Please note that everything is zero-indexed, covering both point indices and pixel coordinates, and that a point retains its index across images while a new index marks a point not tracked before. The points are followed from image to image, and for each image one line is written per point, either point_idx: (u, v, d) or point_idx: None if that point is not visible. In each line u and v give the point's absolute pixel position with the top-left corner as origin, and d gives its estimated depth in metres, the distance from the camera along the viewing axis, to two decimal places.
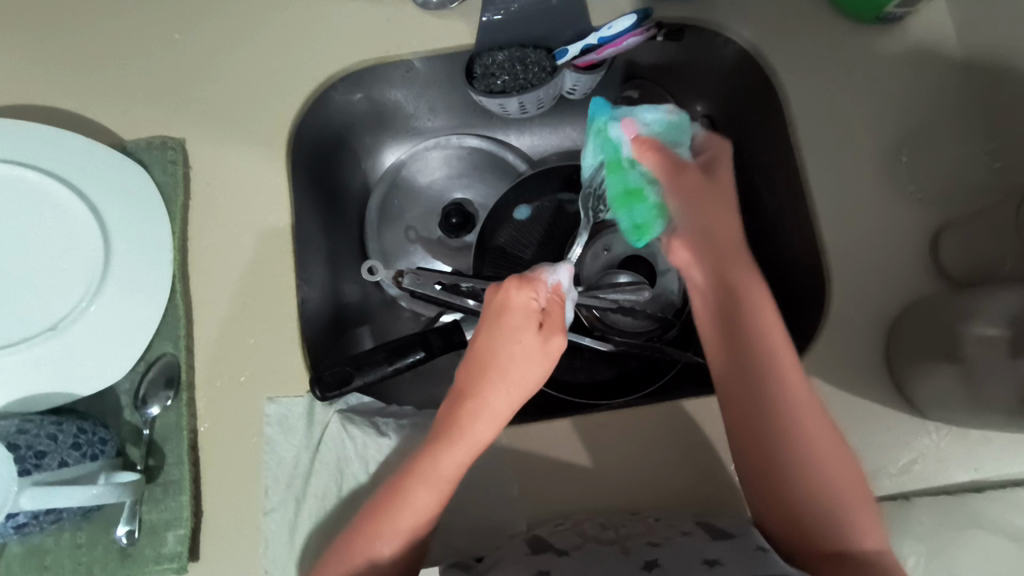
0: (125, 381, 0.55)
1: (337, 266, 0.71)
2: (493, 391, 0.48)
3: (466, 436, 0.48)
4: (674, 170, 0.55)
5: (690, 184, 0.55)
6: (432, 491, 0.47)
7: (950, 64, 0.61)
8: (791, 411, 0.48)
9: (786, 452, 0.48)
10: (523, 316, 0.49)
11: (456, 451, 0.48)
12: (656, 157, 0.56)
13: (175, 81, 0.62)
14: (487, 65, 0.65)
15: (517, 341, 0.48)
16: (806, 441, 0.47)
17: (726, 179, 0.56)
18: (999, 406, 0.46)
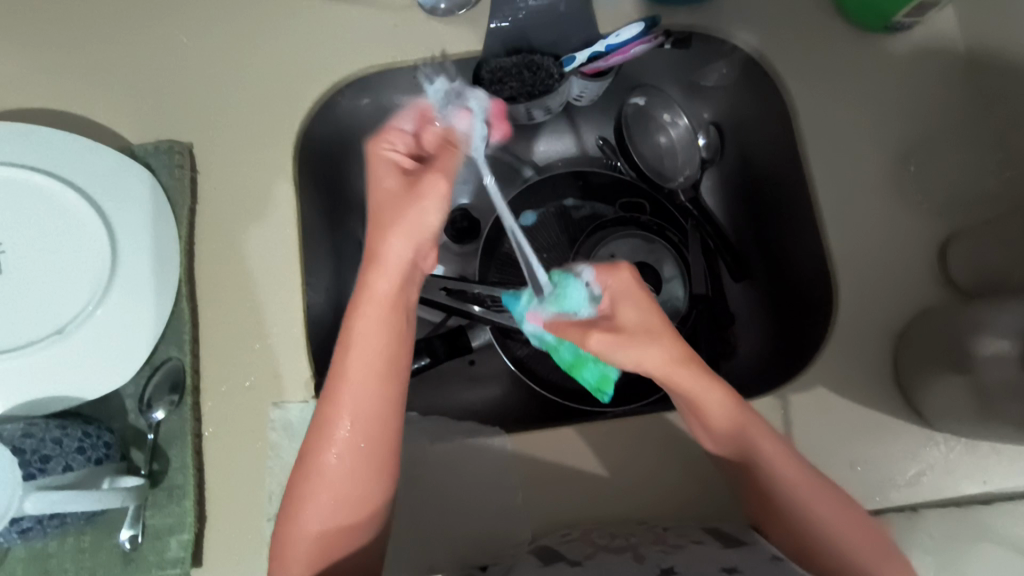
0: (129, 385, 0.55)
1: (342, 271, 0.71)
2: (395, 235, 0.47)
3: (378, 288, 0.47)
4: (585, 336, 0.51)
5: (603, 347, 0.50)
6: (358, 372, 0.45)
7: (958, 73, 0.61)
8: (772, 467, 0.48)
9: (778, 505, 0.47)
10: (386, 166, 0.50)
11: (369, 309, 0.46)
12: (570, 333, 0.53)
13: (182, 85, 0.62)
14: (494, 72, 0.64)
15: (388, 190, 0.49)
16: (794, 486, 0.47)
17: (635, 323, 0.51)
18: (1009, 418, 0.46)
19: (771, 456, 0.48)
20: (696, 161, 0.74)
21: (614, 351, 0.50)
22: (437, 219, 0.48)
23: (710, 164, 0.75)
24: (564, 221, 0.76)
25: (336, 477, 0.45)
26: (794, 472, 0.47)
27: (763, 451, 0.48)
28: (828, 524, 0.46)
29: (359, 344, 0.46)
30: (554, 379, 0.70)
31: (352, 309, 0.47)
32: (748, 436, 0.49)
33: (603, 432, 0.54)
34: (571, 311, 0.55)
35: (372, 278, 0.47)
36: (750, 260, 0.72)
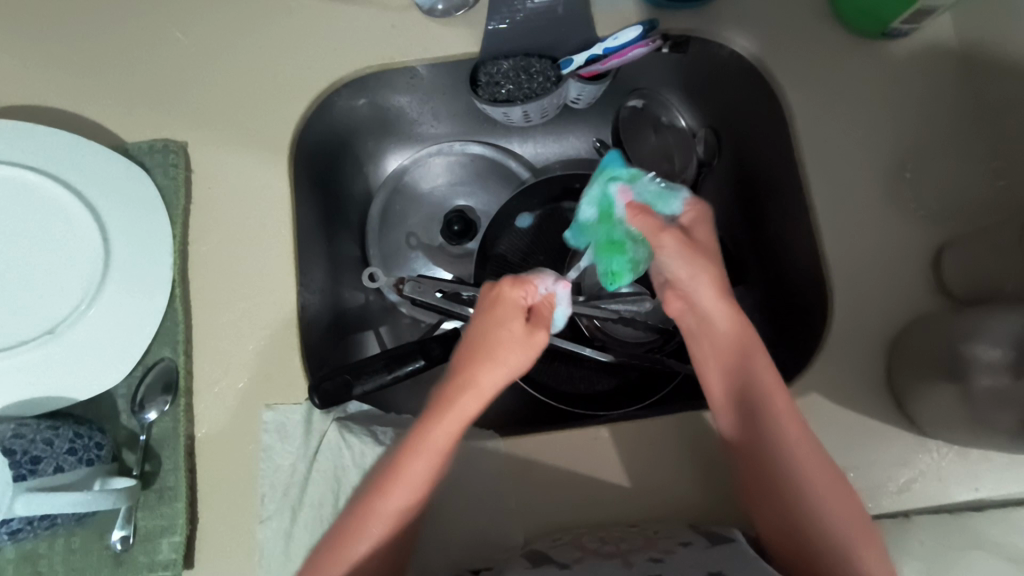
0: (122, 385, 0.55)
1: (337, 272, 0.71)
2: (514, 326, 0.49)
3: (484, 382, 0.48)
4: (657, 236, 0.55)
5: (687, 259, 0.55)
6: (401, 506, 0.47)
7: (955, 80, 0.61)
8: (788, 460, 0.50)
9: (779, 493, 0.50)
10: (514, 309, 0.50)
11: (469, 405, 0.48)
12: (644, 222, 0.56)
13: (177, 83, 0.62)
14: (492, 74, 0.65)
15: (507, 329, 0.49)
16: (803, 480, 0.49)
17: (693, 263, 0.55)
18: (1001, 427, 0.46)
19: (788, 437, 0.50)
20: (694, 163, 0.74)
21: (697, 275, 0.55)
22: (523, 363, 0.49)
23: (708, 167, 0.75)
24: (561, 223, 0.74)
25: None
26: (808, 469, 0.49)
27: (783, 426, 0.50)
28: (834, 527, 0.47)
29: (455, 417, 0.48)
30: (549, 381, 0.70)
31: (461, 378, 0.49)
32: (767, 417, 0.51)
33: (594, 438, 0.54)
34: (659, 210, 0.59)
35: (490, 369, 0.48)
36: (746, 264, 0.73)
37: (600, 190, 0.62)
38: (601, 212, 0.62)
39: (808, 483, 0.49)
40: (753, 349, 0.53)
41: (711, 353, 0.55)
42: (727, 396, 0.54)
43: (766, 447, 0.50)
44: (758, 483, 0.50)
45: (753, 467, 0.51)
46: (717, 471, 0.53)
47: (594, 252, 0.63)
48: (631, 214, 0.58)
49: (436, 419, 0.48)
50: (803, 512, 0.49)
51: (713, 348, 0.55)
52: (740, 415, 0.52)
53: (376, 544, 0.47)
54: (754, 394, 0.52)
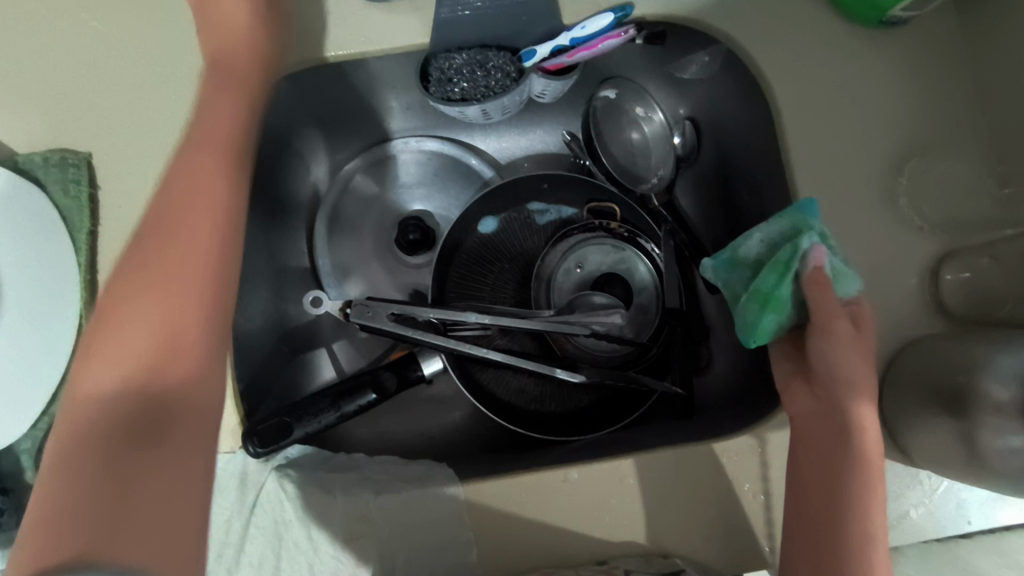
0: (26, 440, 0.48)
1: (281, 288, 0.64)
2: (222, 107, 0.47)
3: (209, 194, 0.42)
4: (831, 320, 0.44)
5: (839, 325, 0.45)
6: (125, 352, 0.37)
7: (956, 76, 0.56)
8: (859, 521, 0.41)
9: (839, 548, 0.41)
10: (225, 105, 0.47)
11: (206, 199, 0.42)
12: (823, 304, 0.45)
13: (68, 79, 0.52)
14: (443, 69, 0.56)
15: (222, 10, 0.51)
16: (866, 544, 0.41)
17: (840, 325, 0.45)
18: (1003, 470, 0.42)
19: (870, 492, 0.42)
20: (671, 160, 0.68)
21: (832, 330, 0.45)
22: (239, 112, 0.47)
23: (684, 164, 0.70)
24: (528, 228, 0.69)
25: (102, 378, 0.37)
26: (879, 538, 0.41)
27: (870, 488, 0.42)
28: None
29: (182, 197, 0.41)
30: (517, 403, 0.65)
31: (176, 187, 0.42)
32: (853, 475, 0.43)
33: (563, 479, 0.49)
34: (842, 278, 0.46)
35: (187, 223, 0.41)
36: None
37: (788, 230, 0.48)
38: (775, 256, 0.48)
39: (872, 553, 0.41)
40: (865, 400, 0.44)
41: (825, 416, 0.45)
42: (818, 451, 0.45)
43: (846, 498, 0.42)
44: (812, 532, 0.42)
45: (814, 520, 0.43)
46: (693, 510, 0.49)
47: (742, 296, 0.49)
48: (806, 284, 0.45)
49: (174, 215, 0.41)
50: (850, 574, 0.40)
51: (829, 403, 0.45)
52: (816, 500, 0.43)
53: (160, 388, 0.37)
54: (845, 494, 0.42)
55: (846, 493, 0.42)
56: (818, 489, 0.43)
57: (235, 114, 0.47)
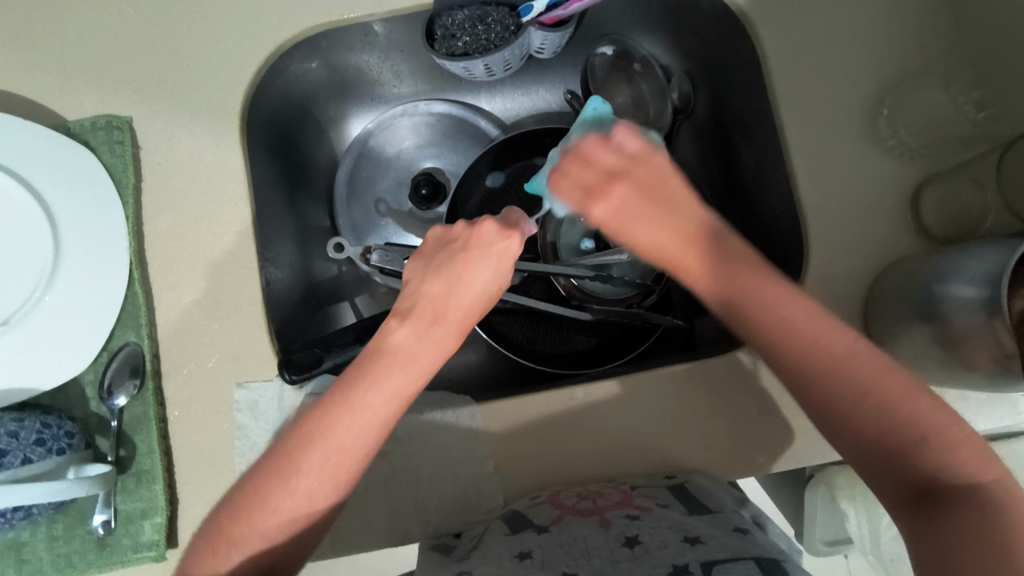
0: (88, 372, 0.53)
1: (306, 244, 0.68)
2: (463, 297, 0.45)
3: (390, 382, 0.42)
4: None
5: (633, 173, 0.50)
6: (290, 502, 0.41)
7: (934, 11, 0.58)
8: (837, 378, 0.38)
9: (807, 363, 0.39)
10: (472, 297, 0.45)
11: (357, 418, 0.42)
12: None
13: (120, 55, 0.59)
14: (447, 26, 0.61)
15: (481, 265, 0.46)
16: (861, 382, 0.38)
17: (632, 176, 0.50)
18: (975, 366, 0.45)
19: (806, 330, 0.40)
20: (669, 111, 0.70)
21: (635, 178, 0.48)
22: (495, 278, 0.46)
23: (681, 116, 0.71)
24: (532, 180, 0.71)
25: (270, 514, 0.41)
26: (862, 380, 0.38)
27: (801, 327, 0.40)
28: (893, 414, 0.37)
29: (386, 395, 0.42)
30: (530, 343, 0.69)
31: (366, 376, 0.42)
32: (779, 323, 0.40)
33: (571, 398, 0.54)
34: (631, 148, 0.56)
35: (357, 403, 0.42)
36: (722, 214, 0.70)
37: None
38: None
39: (866, 389, 0.38)
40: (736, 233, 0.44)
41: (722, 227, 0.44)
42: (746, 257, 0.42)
43: (799, 355, 0.39)
44: (811, 382, 0.39)
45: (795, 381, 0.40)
46: (691, 422, 0.53)
47: None
48: None
49: (325, 436, 0.41)
50: (864, 409, 0.38)
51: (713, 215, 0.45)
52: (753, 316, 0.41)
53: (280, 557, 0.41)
54: (766, 300, 0.41)
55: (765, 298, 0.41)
56: (783, 346, 0.40)
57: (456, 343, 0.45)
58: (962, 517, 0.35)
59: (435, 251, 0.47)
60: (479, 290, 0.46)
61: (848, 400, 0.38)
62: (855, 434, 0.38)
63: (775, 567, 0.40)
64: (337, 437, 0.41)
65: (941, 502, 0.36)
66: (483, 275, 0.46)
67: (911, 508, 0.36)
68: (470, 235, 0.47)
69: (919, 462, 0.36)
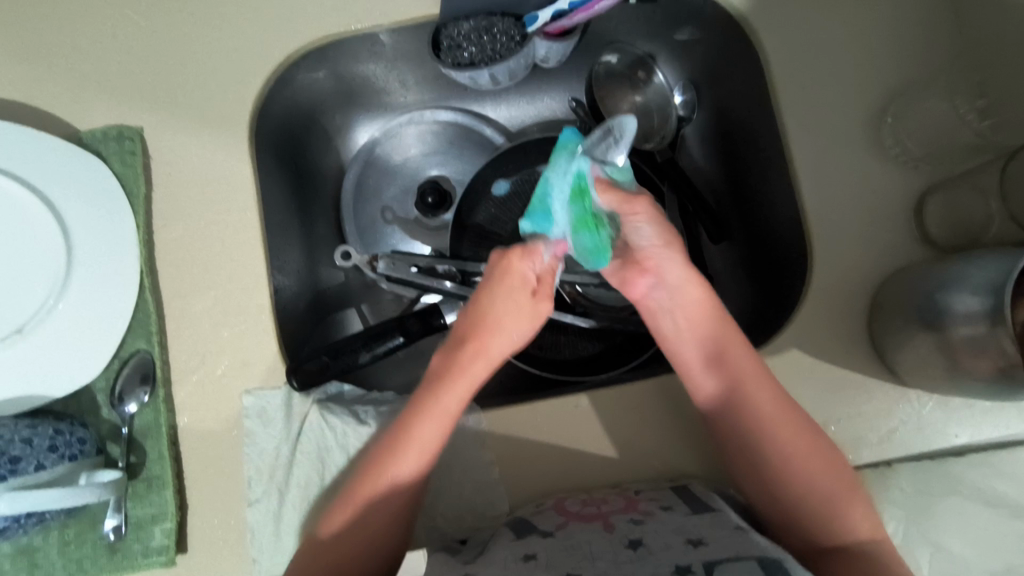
0: (99, 379, 0.54)
1: (313, 251, 0.69)
2: (492, 338, 0.50)
3: (434, 419, 0.49)
4: (629, 206, 0.52)
5: (647, 223, 0.52)
6: (364, 526, 0.48)
7: (937, 20, 0.59)
8: (776, 444, 0.49)
9: (753, 448, 0.50)
10: (517, 317, 0.50)
11: (412, 450, 0.49)
12: (611, 197, 0.52)
13: (131, 67, 0.60)
14: (453, 36, 0.62)
15: (513, 301, 0.50)
16: (795, 469, 0.48)
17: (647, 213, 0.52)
18: (978, 376, 0.46)
19: (758, 418, 0.49)
20: (672, 119, 0.71)
21: (641, 236, 0.53)
22: (522, 321, 0.51)
23: (686, 124, 0.72)
24: (539, 187, 0.70)
25: (343, 538, 0.48)
26: (797, 456, 0.48)
27: (761, 423, 0.49)
28: (816, 486, 0.48)
29: (435, 422, 0.49)
30: (535, 351, 0.69)
31: (419, 409, 0.49)
32: (744, 406, 0.50)
33: (576, 406, 0.54)
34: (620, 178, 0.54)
35: (416, 433, 0.49)
36: (729, 221, 0.70)
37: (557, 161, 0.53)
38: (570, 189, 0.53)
39: (799, 467, 0.48)
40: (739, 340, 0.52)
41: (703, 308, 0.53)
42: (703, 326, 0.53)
43: (755, 462, 0.50)
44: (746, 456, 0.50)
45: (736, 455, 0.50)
46: (695, 429, 0.54)
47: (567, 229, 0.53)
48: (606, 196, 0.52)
49: (389, 466, 0.48)
50: (794, 481, 0.48)
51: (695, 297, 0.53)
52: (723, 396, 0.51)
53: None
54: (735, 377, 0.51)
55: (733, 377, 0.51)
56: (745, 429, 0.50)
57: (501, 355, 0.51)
58: (863, 564, 0.46)
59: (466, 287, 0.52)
60: (510, 324, 0.50)
61: (779, 475, 0.49)
62: (773, 498, 0.49)
63: (775, 564, 0.41)
64: (394, 471, 0.48)
65: (841, 553, 0.47)
66: (515, 310, 0.50)
67: (816, 556, 0.48)
68: (495, 266, 0.51)
69: (816, 519, 0.48)
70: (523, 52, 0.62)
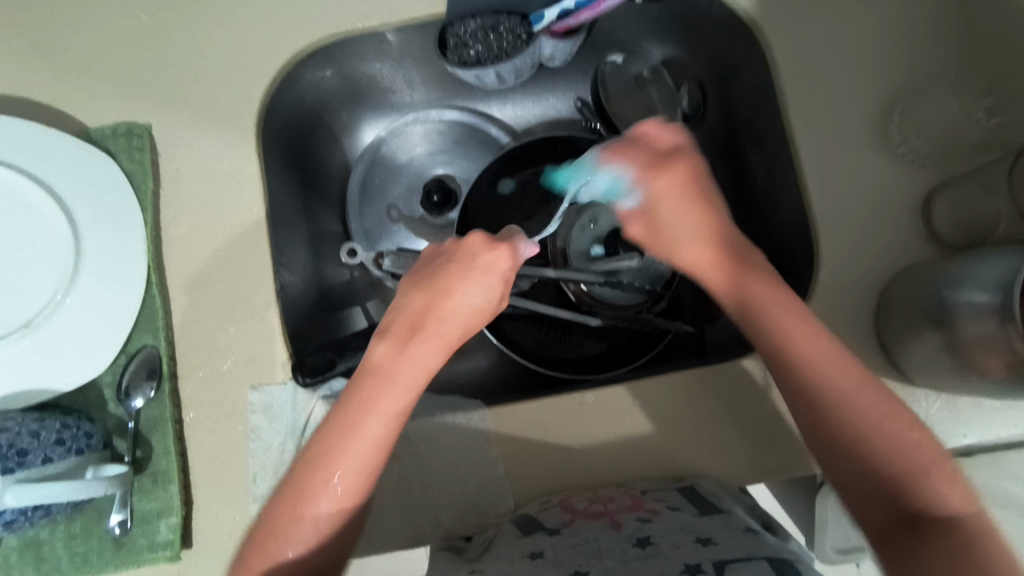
0: (106, 374, 0.54)
1: (319, 249, 0.69)
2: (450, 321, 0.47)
3: (385, 404, 0.43)
4: (647, 173, 0.51)
5: (664, 190, 0.51)
6: (303, 521, 0.41)
7: (944, 19, 0.59)
8: (826, 383, 0.42)
9: (800, 390, 0.42)
10: (460, 317, 0.47)
11: (353, 440, 0.42)
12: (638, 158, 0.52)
13: (139, 65, 0.60)
14: (460, 35, 0.62)
15: (465, 289, 0.47)
16: (858, 424, 0.40)
17: (664, 188, 0.51)
18: (987, 374, 0.45)
19: (820, 371, 0.42)
20: (678, 118, 0.70)
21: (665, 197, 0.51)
22: (484, 298, 0.48)
23: (692, 124, 0.70)
24: (545, 185, 0.71)
25: (288, 531, 0.41)
26: (865, 415, 0.40)
27: (802, 358, 0.43)
28: (884, 438, 0.39)
29: (377, 412, 0.43)
30: (540, 349, 0.69)
31: (364, 396, 0.43)
32: (776, 341, 0.44)
33: (581, 402, 0.54)
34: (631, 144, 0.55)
35: (359, 421, 0.42)
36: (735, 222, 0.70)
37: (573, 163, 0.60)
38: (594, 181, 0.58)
39: (857, 416, 0.40)
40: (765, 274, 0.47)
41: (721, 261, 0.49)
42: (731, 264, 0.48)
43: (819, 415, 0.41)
44: (800, 396, 0.42)
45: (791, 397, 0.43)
46: (701, 427, 0.54)
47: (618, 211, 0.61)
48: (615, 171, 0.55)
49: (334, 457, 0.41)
50: (855, 427, 0.40)
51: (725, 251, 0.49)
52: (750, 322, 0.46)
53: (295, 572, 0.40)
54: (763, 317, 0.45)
55: (759, 313, 0.45)
56: (785, 356, 0.43)
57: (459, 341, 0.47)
58: (957, 543, 0.36)
59: (423, 268, 0.50)
60: (465, 314, 0.47)
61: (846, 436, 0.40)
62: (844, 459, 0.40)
63: (788, 565, 0.40)
64: (337, 456, 0.41)
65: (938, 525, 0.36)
66: (472, 297, 0.47)
67: (890, 533, 0.38)
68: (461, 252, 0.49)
69: (900, 480, 0.38)
70: (529, 52, 0.62)
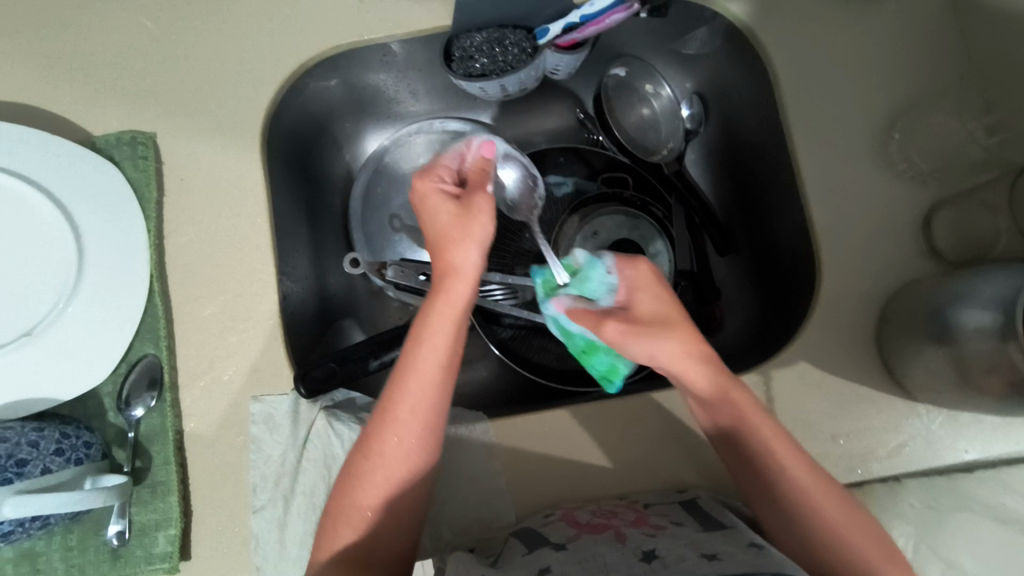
0: (106, 383, 0.54)
1: (321, 258, 0.69)
2: (458, 252, 0.49)
3: (418, 365, 0.47)
4: (600, 326, 0.53)
5: (620, 336, 0.52)
6: (358, 508, 0.46)
7: (944, 38, 0.59)
8: (789, 480, 0.47)
9: (771, 479, 0.47)
10: (447, 230, 0.49)
11: (398, 417, 0.46)
12: (586, 319, 0.54)
13: (144, 73, 0.60)
14: (465, 48, 0.62)
15: (439, 216, 0.50)
16: (803, 494, 0.47)
17: (615, 335, 0.52)
18: (990, 392, 0.45)
19: (788, 464, 0.47)
20: (680, 133, 0.71)
21: (625, 343, 0.52)
22: (447, 219, 0.50)
23: (693, 136, 0.72)
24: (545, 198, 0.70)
25: (345, 530, 0.46)
26: (810, 485, 0.47)
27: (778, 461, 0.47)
28: (833, 525, 0.46)
29: (411, 384, 0.47)
30: (542, 361, 0.69)
31: (400, 372, 0.48)
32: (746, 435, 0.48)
33: (585, 416, 0.54)
34: (593, 295, 0.56)
35: (399, 394, 0.47)
36: (735, 234, 0.71)
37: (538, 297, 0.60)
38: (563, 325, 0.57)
39: (815, 501, 0.46)
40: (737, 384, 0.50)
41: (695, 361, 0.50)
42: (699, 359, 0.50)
43: (757, 474, 0.48)
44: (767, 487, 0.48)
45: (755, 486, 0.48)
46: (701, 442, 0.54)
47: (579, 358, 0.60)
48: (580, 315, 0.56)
49: (383, 424, 0.47)
50: (812, 511, 0.46)
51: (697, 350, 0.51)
52: (736, 445, 0.49)
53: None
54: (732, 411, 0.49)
55: (737, 415, 0.49)
56: (765, 467, 0.48)
57: (479, 267, 0.49)
58: None
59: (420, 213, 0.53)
60: (465, 233, 0.49)
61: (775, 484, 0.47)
62: (798, 535, 0.47)
63: None
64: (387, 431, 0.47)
65: None
66: (440, 217, 0.50)
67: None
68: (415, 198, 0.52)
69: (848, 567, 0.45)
70: (536, 63, 0.63)
